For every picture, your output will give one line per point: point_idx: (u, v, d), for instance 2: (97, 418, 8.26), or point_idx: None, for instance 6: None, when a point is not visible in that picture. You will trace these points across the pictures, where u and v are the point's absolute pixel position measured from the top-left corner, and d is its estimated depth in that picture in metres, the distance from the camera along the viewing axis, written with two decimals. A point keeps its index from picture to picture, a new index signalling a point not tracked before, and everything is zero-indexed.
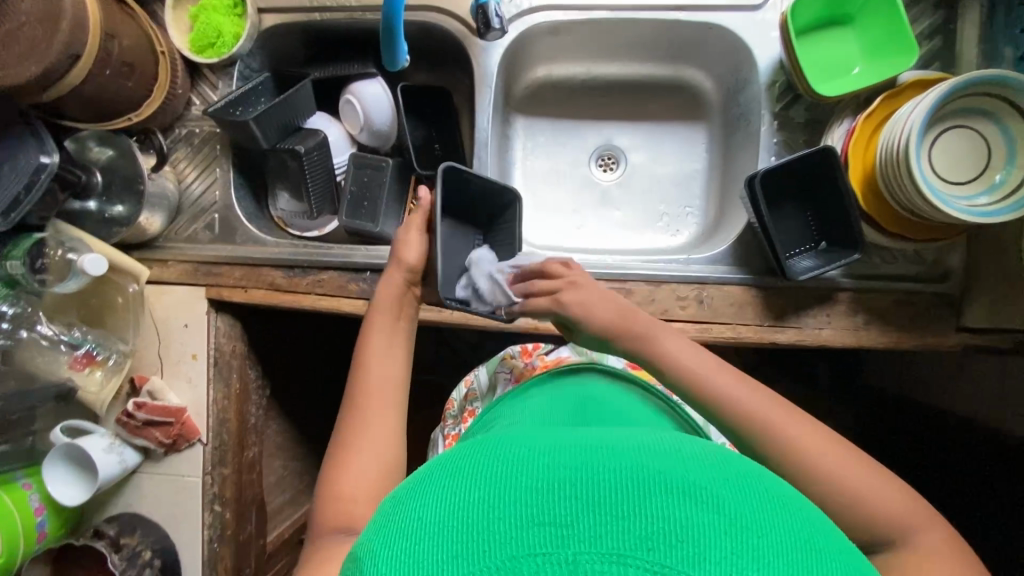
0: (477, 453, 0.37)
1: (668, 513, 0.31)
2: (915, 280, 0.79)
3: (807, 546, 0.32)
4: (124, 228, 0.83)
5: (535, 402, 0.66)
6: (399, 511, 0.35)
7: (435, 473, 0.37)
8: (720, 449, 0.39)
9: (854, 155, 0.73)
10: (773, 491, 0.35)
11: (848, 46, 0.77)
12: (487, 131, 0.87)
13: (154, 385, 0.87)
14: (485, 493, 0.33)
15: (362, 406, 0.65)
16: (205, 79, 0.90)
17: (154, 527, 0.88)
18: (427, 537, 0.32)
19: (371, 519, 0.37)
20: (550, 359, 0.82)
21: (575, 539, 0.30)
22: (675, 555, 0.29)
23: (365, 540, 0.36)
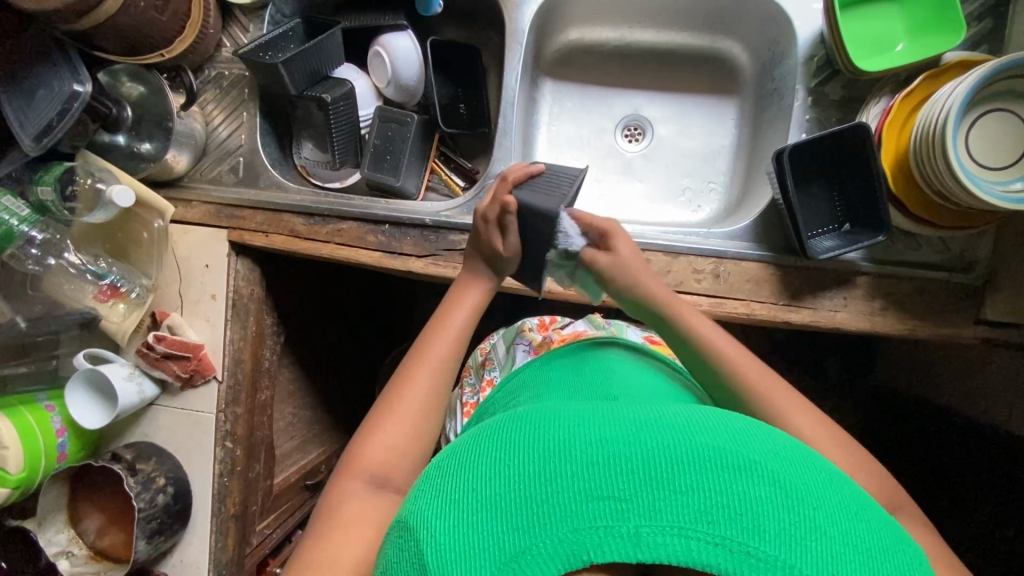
0: (527, 431, 0.43)
1: (717, 490, 0.37)
2: (939, 269, 0.77)
3: (839, 507, 0.39)
4: (152, 164, 0.85)
5: (554, 375, 0.69)
6: (459, 485, 0.41)
7: (489, 452, 0.43)
8: (747, 424, 0.44)
9: (888, 136, 0.71)
10: (807, 463, 0.41)
11: (892, 21, 0.74)
12: (514, 91, 0.85)
13: (173, 320, 0.89)
14: (543, 470, 0.39)
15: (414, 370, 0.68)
16: (236, 21, 0.89)
17: (168, 456, 0.91)
18: (494, 512, 0.38)
19: (427, 493, 0.43)
20: (568, 334, 0.82)
21: (634, 512, 0.36)
22: (727, 526, 0.36)
23: (423, 509, 0.42)
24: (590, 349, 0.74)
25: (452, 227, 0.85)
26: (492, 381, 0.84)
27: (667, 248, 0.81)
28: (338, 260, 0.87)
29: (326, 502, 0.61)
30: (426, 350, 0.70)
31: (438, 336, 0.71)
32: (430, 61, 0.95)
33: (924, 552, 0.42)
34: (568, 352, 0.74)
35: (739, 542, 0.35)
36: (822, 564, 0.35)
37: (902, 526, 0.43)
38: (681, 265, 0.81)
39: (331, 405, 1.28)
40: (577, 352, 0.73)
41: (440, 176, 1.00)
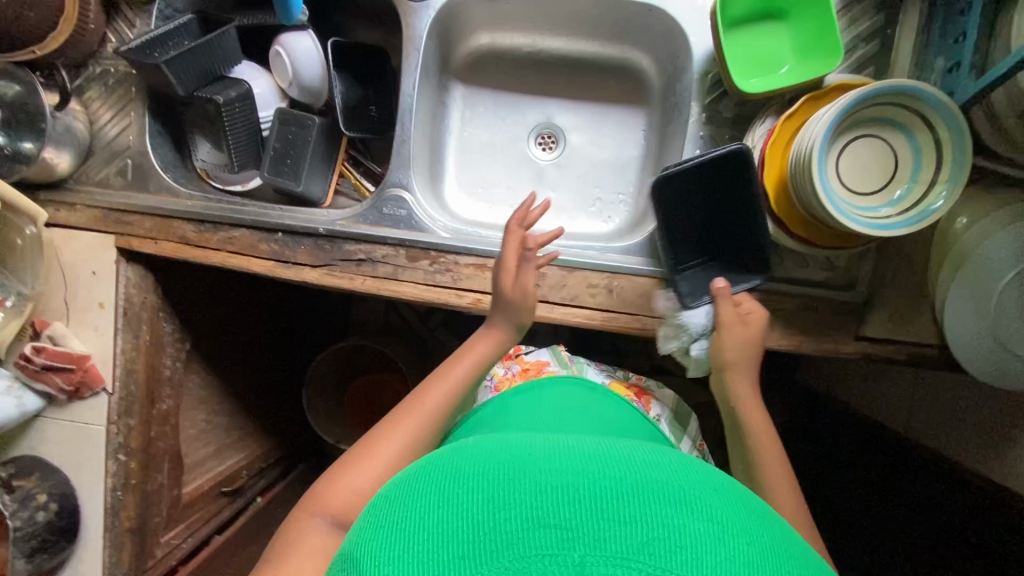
0: (477, 458, 0.41)
1: (666, 522, 0.35)
2: (822, 286, 0.79)
3: (779, 547, 0.37)
4: (26, 166, 0.80)
5: (515, 411, 0.70)
6: (405, 513, 0.39)
7: (440, 477, 0.41)
8: (696, 463, 0.42)
9: (771, 155, 0.72)
10: (746, 502, 0.40)
11: (778, 43, 0.74)
12: (412, 98, 0.83)
13: (55, 330, 0.86)
14: (491, 495, 0.37)
15: (402, 418, 0.68)
16: (122, 16, 0.85)
17: (55, 471, 0.88)
18: (439, 537, 0.36)
19: (375, 519, 0.41)
20: (529, 364, 0.83)
21: (580, 543, 0.34)
22: (670, 557, 0.34)
23: (368, 539, 0.39)
24: (551, 386, 0.76)
25: (348, 237, 0.83)
26: None
27: (563, 262, 0.81)
28: (230, 268, 0.84)
29: (283, 534, 0.61)
30: (419, 400, 0.70)
31: (434, 386, 0.72)
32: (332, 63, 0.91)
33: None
34: (529, 387, 0.75)
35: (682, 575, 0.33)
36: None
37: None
38: (576, 279, 0.81)
39: (251, 410, 1.26)
40: (535, 389, 0.75)
41: (350, 180, 0.97)
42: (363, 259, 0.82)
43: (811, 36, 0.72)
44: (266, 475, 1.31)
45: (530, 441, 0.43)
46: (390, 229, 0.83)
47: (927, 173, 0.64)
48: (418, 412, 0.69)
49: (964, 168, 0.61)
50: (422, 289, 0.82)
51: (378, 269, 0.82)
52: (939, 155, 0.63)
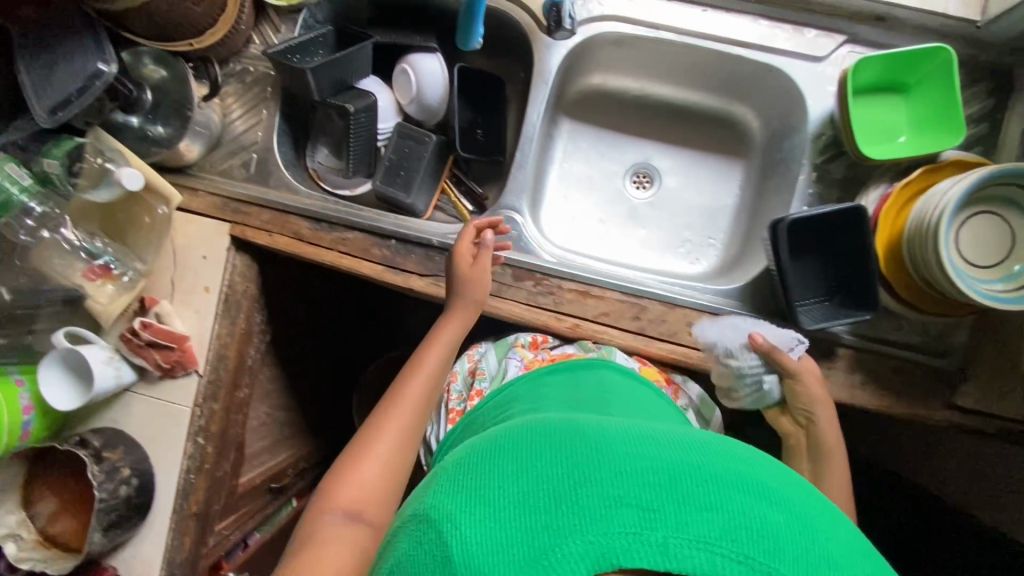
0: (549, 438, 0.44)
1: (745, 515, 0.38)
2: (917, 350, 0.81)
3: (847, 535, 0.41)
4: (163, 150, 0.84)
5: (550, 389, 0.69)
6: (483, 486, 0.41)
7: (513, 453, 0.43)
8: (764, 460, 0.45)
9: (884, 219, 0.75)
10: (813, 497, 0.43)
11: (895, 114, 0.79)
12: (535, 128, 0.88)
13: (162, 308, 0.88)
14: (570, 473, 0.40)
15: (393, 405, 0.71)
16: (269, 20, 0.90)
17: (136, 447, 0.89)
18: (521, 510, 0.39)
19: (446, 489, 0.43)
20: (556, 354, 0.79)
21: (662, 523, 0.37)
22: (748, 542, 0.37)
23: (445, 503, 0.41)
24: (587, 369, 0.73)
25: None
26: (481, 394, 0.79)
27: (664, 299, 0.83)
28: (339, 268, 0.87)
29: (300, 538, 0.63)
30: (402, 392, 0.72)
31: (416, 375, 0.74)
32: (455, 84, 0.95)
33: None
34: (564, 368, 0.73)
35: (763, 563, 0.36)
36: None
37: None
38: (676, 316, 0.83)
39: (305, 407, 1.28)
40: (571, 369, 0.73)
41: (449, 197, 1.00)
42: None
43: (931, 113, 0.76)
44: (308, 476, 1.30)
45: (598, 426, 0.46)
46: (498, 248, 0.86)
47: None
48: (411, 395, 0.72)
49: None
50: (524, 308, 0.84)
51: None
52: None
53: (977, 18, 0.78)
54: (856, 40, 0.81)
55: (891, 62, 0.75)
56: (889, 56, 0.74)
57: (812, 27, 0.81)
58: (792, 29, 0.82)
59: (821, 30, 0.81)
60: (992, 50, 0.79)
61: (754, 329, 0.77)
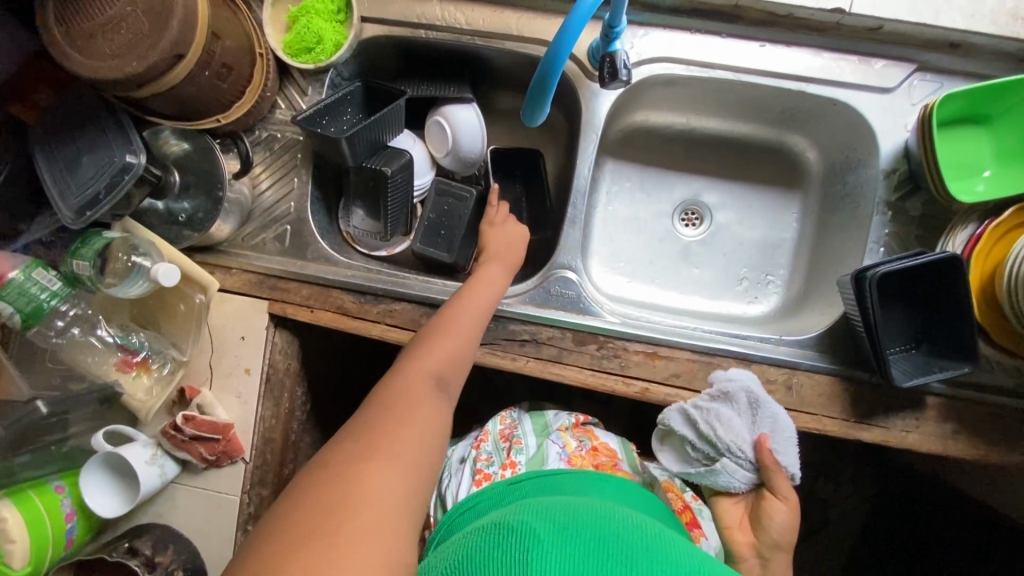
0: (627, 525, 0.50)
1: None
2: (1012, 394, 0.76)
3: None
4: (195, 233, 0.79)
5: (598, 478, 0.68)
6: (568, 529, 0.48)
7: (596, 519, 0.50)
8: None
9: (976, 262, 0.71)
10: None
11: (980, 147, 0.73)
12: (586, 180, 0.82)
13: (204, 398, 0.82)
14: (643, 558, 0.46)
15: (443, 330, 0.70)
16: (293, 83, 0.84)
17: (186, 544, 0.84)
18: (598, 561, 0.45)
19: (529, 517, 0.50)
20: (601, 445, 0.79)
21: None
22: None
23: (531, 522, 0.49)
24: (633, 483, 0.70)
25: (515, 317, 0.81)
26: (516, 465, 0.76)
27: (738, 355, 0.79)
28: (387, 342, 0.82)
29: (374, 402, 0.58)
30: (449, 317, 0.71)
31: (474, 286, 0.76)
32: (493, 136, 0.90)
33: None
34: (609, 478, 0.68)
35: None
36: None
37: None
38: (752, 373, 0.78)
39: None
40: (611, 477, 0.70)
41: None
42: (527, 339, 0.80)
43: (1016, 145, 0.72)
44: None
45: (666, 532, 0.51)
46: (557, 311, 0.81)
47: None
48: (457, 321, 0.71)
49: None
50: (589, 374, 0.79)
51: (542, 351, 0.80)
52: None
53: None
54: (928, 68, 0.75)
55: (975, 95, 0.70)
56: (974, 90, 0.69)
57: (879, 57, 0.76)
58: (858, 61, 0.76)
59: (889, 59, 0.76)
60: None
61: (761, 427, 0.73)
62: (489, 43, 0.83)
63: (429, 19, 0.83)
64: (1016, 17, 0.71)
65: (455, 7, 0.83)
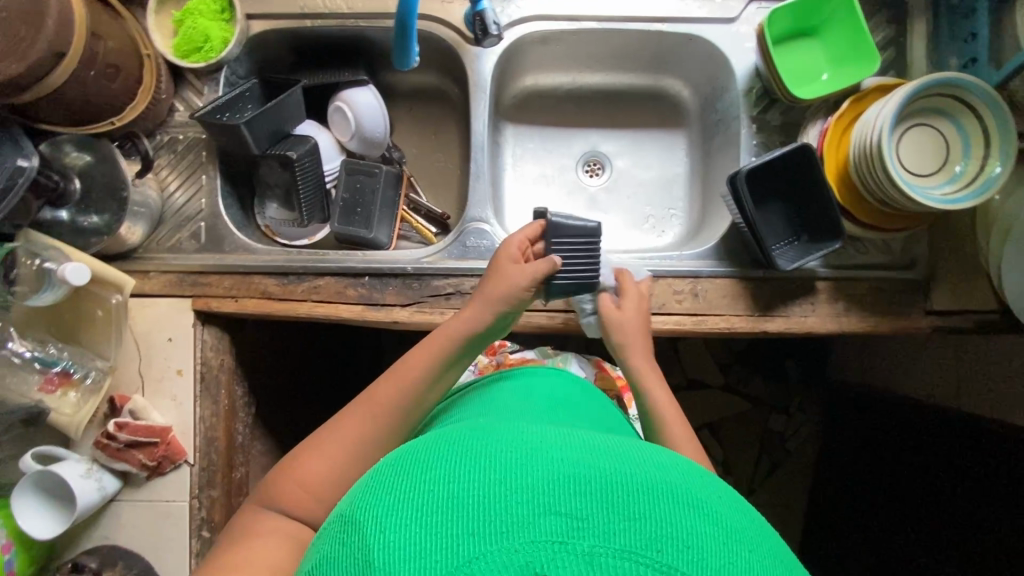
0: (486, 444, 0.43)
1: (677, 525, 0.38)
2: (888, 268, 0.85)
3: (777, 554, 0.41)
4: (103, 238, 0.79)
5: (501, 396, 0.70)
6: (412, 487, 0.40)
7: (451, 456, 0.43)
8: (709, 478, 0.46)
9: (828, 152, 0.79)
10: (750, 516, 0.43)
11: (815, 55, 0.83)
12: (484, 136, 0.88)
13: (135, 403, 0.82)
14: (502, 479, 0.39)
15: (359, 405, 0.66)
16: (188, 84, 0.86)
17: (137, 557, 0.82)
18: (447, 511, 0.38)
19: (371, 492, 0.42)
20: (515, 358, 0.89)
21: (589, 533, 0.36)
22: (678, 553, 0.36)
23: (370, 507, 0.40)
24: (529, 374, 0.75)
25: (436, 272, 0.84)
26: None
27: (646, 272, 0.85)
28: (315, 317, 0.84)
29: (230, 538, 0.60)
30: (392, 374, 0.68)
31: (388, 382, 0.67)
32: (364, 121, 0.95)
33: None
34: (509, 375, 0.75)
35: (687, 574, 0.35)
36: None
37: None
38: (662, 288, 0.84)
39: None
40: (523, 374, 0.76)
41: (411, 224, 0.99)
42: (452, 292, 0.84)
43: (844, 46, 0.81)
44: None
45: (539, 438, 0.45)
46: (475, 261, 0.85)
47: (979, 150, 0.71)
48: (382, 402, 0.66)
49: (1013, 137, 0.68)
50: None
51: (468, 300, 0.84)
52: (988, 135, 0.70)
53: None
54: None
55: (796, 10, 0.80)
56: (794, 5, 0.79)
57: None
58: None
59: None
60: None
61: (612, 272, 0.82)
62: (373, 24, 0.89)
63: (312, 9, 0.87)
64: None
65: None
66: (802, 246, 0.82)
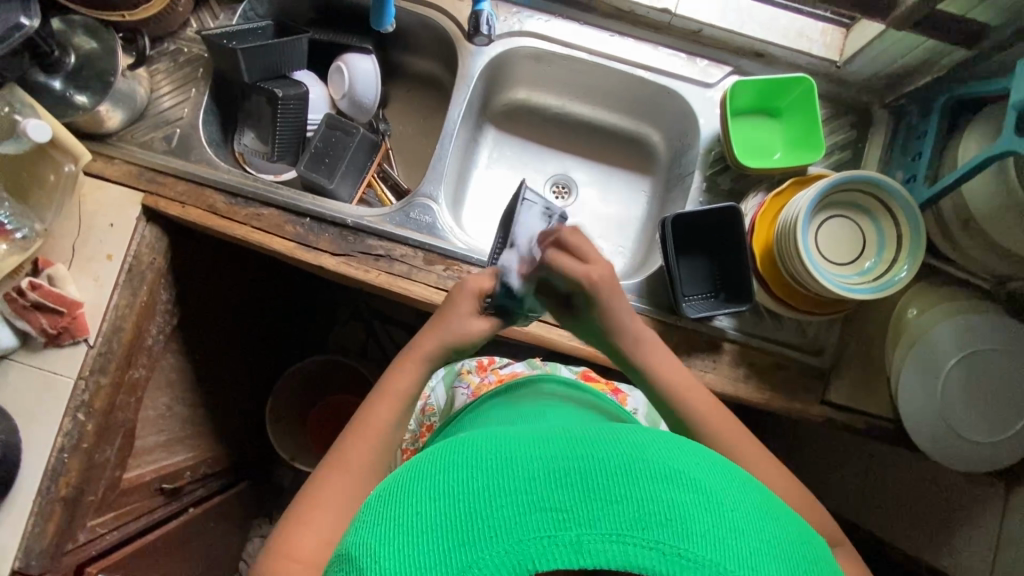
0: (470, 452, 0.45)
1: (654, 501, 0.39)
2: (795, 349, 0.87)
3: (755, 504, 0.42)
4: (80, 113, 0.84)
5: (493, 409, 0.71)
6: (402, 511, 0.42)
7: (436, 470, 0.44)
8: (687, 441, 0.47)
9: (760, 225, 0.83)
10: (730, 470, 0.45)
11: (772, 135, 0.89)
12: (456, 126, 0.94)
13: (56, 271, 0.85)
14: (488, 485, 0.41)
15: (336, 467, 0.62)
16: (207, 7, 0.94)
17: (7, 417, 0.83)
18: (439, 530, 0.39)
19: (368, 517, 0.44)
20: (505, 375, 0.88)
21: (575, 522, 0.38)
22: (661, 526, 0.38)
23: (365, 536, 0.42)
24: (526, 385, 0.77)
25: (373, 233, 0.88)
26: (432, 427, 0.87)
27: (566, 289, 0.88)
28: (250, 243, 0.87)
29: None
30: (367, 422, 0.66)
31: (360, 432, 0.65)
32: (352, 86, 1.00)
33: (815, 532, 0.45)
34: (506, 390, 0.77)
35: (671, 545, 0.38)
36: (745, 561, 0.38)
37: (831, 554, 0.45)
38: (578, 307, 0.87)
39: (211, 405, 1.23)
40: (518, 388, 0.77)
41: (375, 191, 1.03)
42: (382, 255, 0.87)
43: (800, 133, 0.87)
44: (206, 482, 1.23)
45: (518, 435, 0.46)
46: (412, 232, 0.89)
47: (890, 251, 0.75)
48: (359, 448, 0.64)
49: (920, 250, 0.72)
50: (432, 291, 0.86)
51: (394, 267, 0.87)
52: (900, 238, 0.74)
53: (835, 59, 0.89)
54: (740, 72, 0.92)
55: (761, 89, 0.86)
56: (759, 83, 0.85)
57: (703, 57, 0.92)
58: (687, 58, 0.92)
59: (711, 60, 0.92)
60: (852, 88, 0.92)
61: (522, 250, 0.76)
62: None
63: None
64: (802, 35, 0.90)
65: None
66: (716, 299, 0.87)
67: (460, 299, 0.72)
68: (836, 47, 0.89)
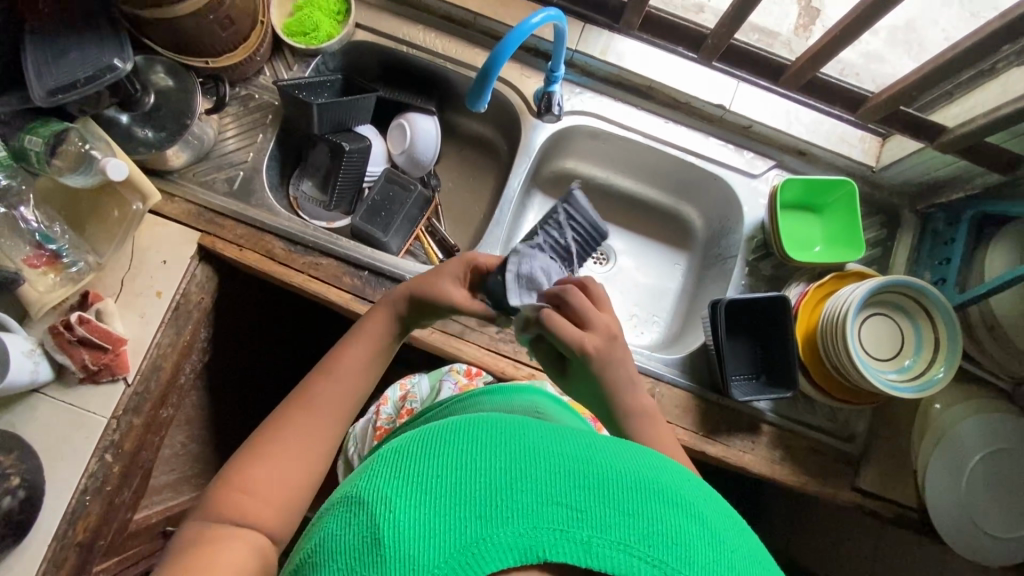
0: (492, 432, 0.44)
1: (663, 522, 0.39)
2: (828, 434, 0.91)
3: (751, 554, 0.42)
4: (150, 151, 0.84)
5: (480, 401, 0.69)
6: (417, 471, 0.41)
7: (456, 440, 0.44)
8: (695, 479, 0.47)
9: (804, 308, 0.88)
10: (732, 515, 0.45)
11: (813, 229, 0.95)
12: (514, 192, 0.97)
13: (106, 306, 0.83)
14: (509, 466, 0.40)
15: (299, 409, 0.63)
16: (282, 58, 0.97)
17: (33, 455, 0.80)
18: (453, 500, 0.39)
19: (376, 474, 0.43)
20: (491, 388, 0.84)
21: (587, 523, 0.38)
22: (667, 546, 0.38)
23: (376, 485, 0.42)
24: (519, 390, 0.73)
25: None
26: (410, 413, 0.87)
27: None
28: (306, 290, 0.88)
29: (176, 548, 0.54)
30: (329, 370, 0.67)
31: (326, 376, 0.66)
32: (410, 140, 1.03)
33: None
34: (494, 388, 0.73)
35: (675, 568, 0.37)
36: None
37: None
38: None
39: None
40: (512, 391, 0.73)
41: (422, 244, 1.04)
42: None
43: (839, 231, 0.93)
44: None
45: (540, 429, 0.46)
46: None
47: (927, 352, 0.80)
48: (323, 396, 0.65)
49: (957, 357, 0.77)
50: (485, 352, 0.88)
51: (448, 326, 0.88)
52: (938, 342, 0.79)
53: (872, 164, 0.96)
54: (782, 166, 0.99)
55: (807, 187, 0.92)
56: (806, 182, 0.92)
57: (750, 150, 0.99)
58: (735, 150, 0.99)
59: (756, 153, 0.99)
60: (884, 191, 0.99)
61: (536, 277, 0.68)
62: (458, 70, 1.00)
63: (411, 38, 0.99)
64: (842, 140, 0.97)
65: (436, 36, 1.00)
66: (762, 385, 0.89)
67: (450, 266, 0.71)
68: (872, 154, 0.97)
